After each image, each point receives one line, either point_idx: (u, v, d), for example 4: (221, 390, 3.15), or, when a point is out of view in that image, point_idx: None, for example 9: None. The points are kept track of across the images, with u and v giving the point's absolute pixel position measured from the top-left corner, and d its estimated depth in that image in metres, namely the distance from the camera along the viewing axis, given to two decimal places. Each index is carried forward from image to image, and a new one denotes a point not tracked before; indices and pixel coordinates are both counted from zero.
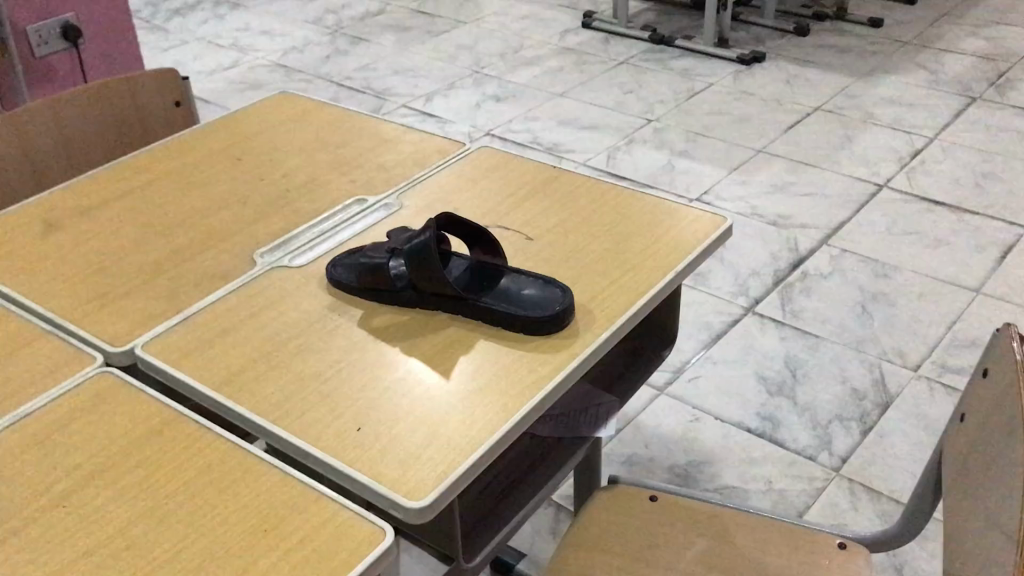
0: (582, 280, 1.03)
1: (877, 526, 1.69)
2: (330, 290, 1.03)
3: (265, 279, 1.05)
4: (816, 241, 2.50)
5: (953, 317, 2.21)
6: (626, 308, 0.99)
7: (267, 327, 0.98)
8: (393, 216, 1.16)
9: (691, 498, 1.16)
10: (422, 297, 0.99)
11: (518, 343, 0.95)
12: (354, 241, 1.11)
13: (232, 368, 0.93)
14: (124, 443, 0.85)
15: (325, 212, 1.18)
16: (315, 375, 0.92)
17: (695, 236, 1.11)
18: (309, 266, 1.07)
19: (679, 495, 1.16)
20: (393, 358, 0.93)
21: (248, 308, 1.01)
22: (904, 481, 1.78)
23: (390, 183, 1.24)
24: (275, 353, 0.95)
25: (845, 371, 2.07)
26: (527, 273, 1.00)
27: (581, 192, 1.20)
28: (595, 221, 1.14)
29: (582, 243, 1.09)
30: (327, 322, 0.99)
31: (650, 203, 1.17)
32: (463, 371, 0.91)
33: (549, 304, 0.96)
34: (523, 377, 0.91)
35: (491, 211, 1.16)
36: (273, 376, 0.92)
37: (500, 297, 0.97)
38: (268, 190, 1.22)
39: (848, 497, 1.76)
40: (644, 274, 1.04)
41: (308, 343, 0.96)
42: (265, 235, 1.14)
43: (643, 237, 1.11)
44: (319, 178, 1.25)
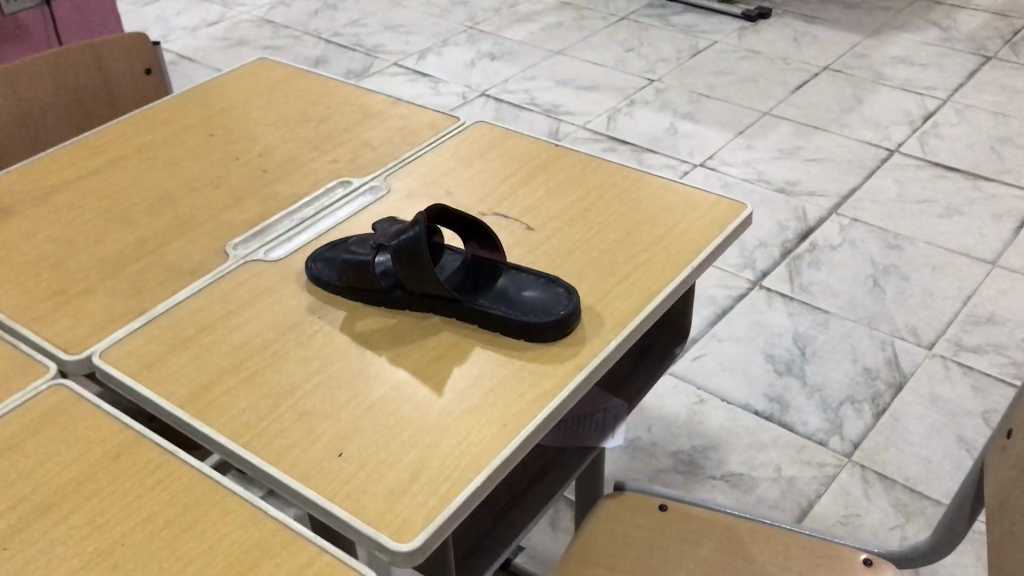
0: (589, 277, 0.93)
1: (892, 518, 1.62)
2: (311, 288, 0.93)
3: (238, 274, 0.95)
4: (825, 210, 2.40)
5: (969, 291, 2.12)
6: (638, 310, 0.89)
7: (240, 331, 0.89)
8: (380, 203, 1.06)
9: (706, 508, 1.07)
10: (411, 298, 0.89)
11: (518, 351, 0.85)
12: (337, 231, 1.01)
13: (200, 381, 0.83)
14: (77, 472, 0.75)
15: (306, 197, 1.08)
16: (292, 389, 0.82)
17: (711, 226, 1.01)
18: (288, 259, 0.97)
19: (692, 504, 1.08)
20: (379, 369, 0.84)
21: (219, 309, 0.91)
22: (918, 469, 1.71)
23: (377, 163, 1.13)
24: (248, 363, 0.85)
25: (857, 349, 1.98)
26: (528, 271, 0.91)
27: (585, 174, 1.10)
28: (601, 207, 1.04)
29: (588, 233, 1.00)
30: (306, 326, 0.89)
31: (662, 187, 1.07)
32: (458, 385, 0.82)
33: (552, 307, 0.87)
34: (525, 392, 0.81)
35: (487, 197, 1.06)
36: (246, 389, 0.82)
37: (498, 299, 0.87)
38: (244, 171, 1.12)
39: (861, 486, 1.68)
40: (657, 270, 0.94)
41: (285, 350, 0.86)
42: (240, 223, 1.03)
43: (655, 227, 1.01)
44: (299, 157, 1.15)
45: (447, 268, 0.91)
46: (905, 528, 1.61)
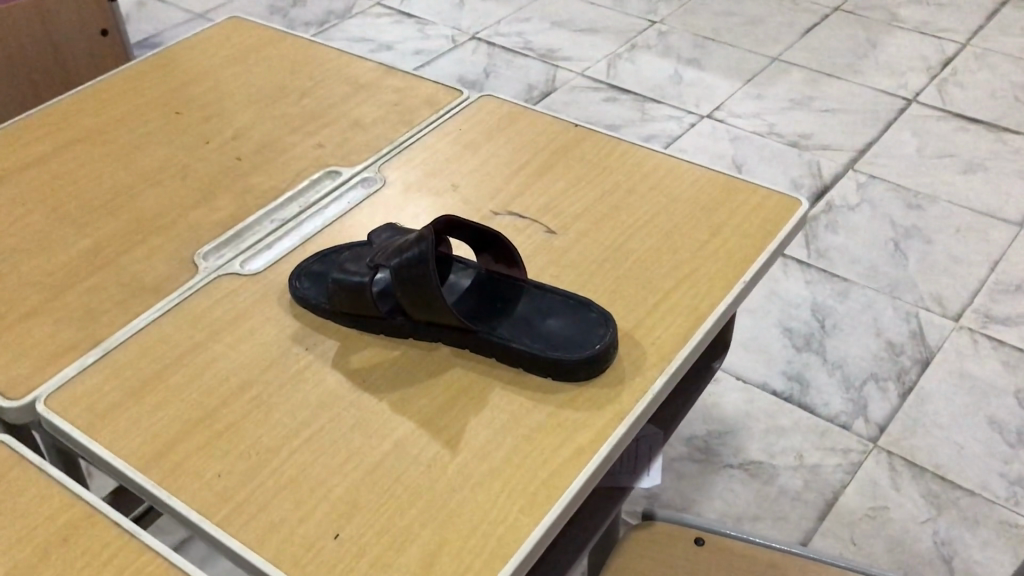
0: (624, 295, 0.79)
1: (923, 510, 1.52)
2: (297, 310, 0.79)
3: (210, 293, 0.81)
4: (841, 165, 2.26)
5: (996, 256, 1.99)
6: (684, 339, 0.76)
7: (214, 367, 0.74)
8: (375, 200, 0.91)
9: (751, 543, 0.95)
10: (415, 326, 0.75)
11: (546, 393, 0.72)
12: (324, 236, 0.86)
13: (167, 436, 0.69)
14: (17, 561, 0.62)
15: (288, 192, 0.93)
16: (277, 446, 0.68)
17: (761, 226, 0.87)
18: (269, 273, 0.83)
19: (735, 539, 0.96)
20: (380, 418, 0.70)
21: (188, 338, 0.77)
22: (949, 454, 1.60)
23: (370, 149, 0.98)
24: (223, 410, 0.71)
25: (880, 320, 1.86)
26: (554, 292, 0.76)
27: (610, 161, 0.95)
28: (633, 203, 0.89)
29: (620, 238, 0.85)
30: (292, 360, 0.75)
31: (700, 175, 0.93)
32: (476, 440, 0.68)
33: (584, 338, 0.73)
34: (557, 449, 0.68)
35: (500, 193, 0.91)
36: (222, 447, 0.69)
37: (520, 328, 0.73)
38: (214, 159, 0.97)
39: (889, 474, 1.57)
40: (703, 285, 0.80)
41: (268, 393, 0.72)
42: (211, 226, 0.89)
43: (696, 228, 0.86)
44: (280, 140, 0.99)
45: (458, 289, 0.77)
46: (937, 521, 1.51)
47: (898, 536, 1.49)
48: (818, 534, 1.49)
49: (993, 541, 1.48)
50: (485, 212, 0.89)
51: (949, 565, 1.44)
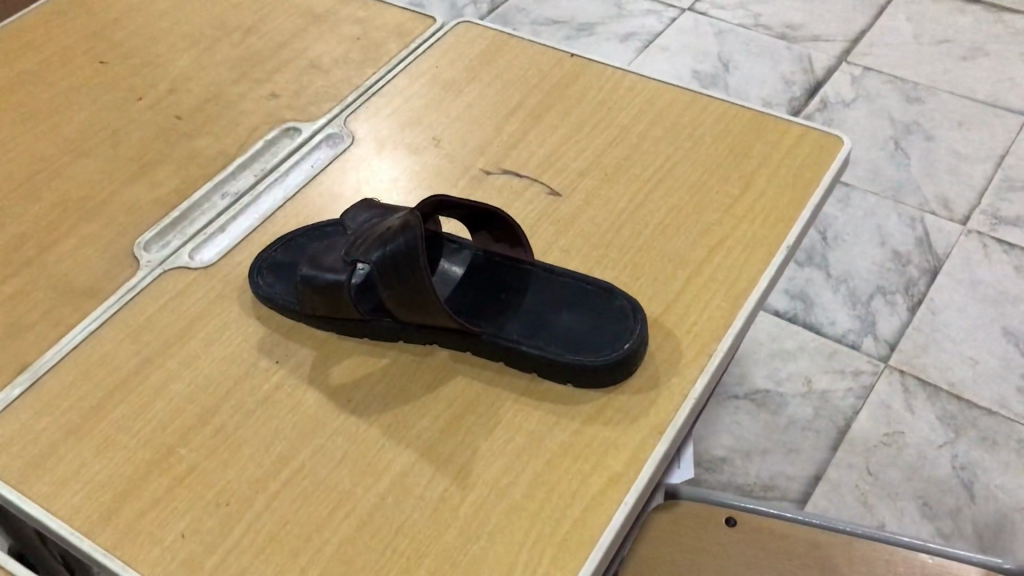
0: (648, 274, 0.67)
1: (941, 433, 1.44)
2: (262, 312, 0.66)
3: (156, 295, 0.68)
4: (833, 57, 2.11)
5: (1002, 150, 1.88)
6: (725, 325, 0.64)
7: (168, 392, 0.62)
8: (344, 164, 0.77)
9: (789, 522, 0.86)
10: (404, 329, 0.63)
11: (567, 406, 0.60)
12: (288, 214, 0.73)
13: (115, 487, 0.58)
14: None
15: (240, 158, 0.79)
16: (249, 494, 0.57)
17: (800, 173, 0.74)
18: (225, 265, 0.70)
19: (769, 518, 0.87)
20: (372, 450, 0.58)
21: (134, 355, 0.64)
22: (964, 370, 1.52)
23: (332, 97, 0.84)
24: (182, 449, 0.59)
25: (884, 228, 1.75)
26: (567, 278, 0.64)
27: (615, 99, 0.81)
28: (647, 153, 0.76)
29: (636, 198, 0.73)
30: (261, 378, 0.63)
31: (722, 113, 0.79)
32: (489, 471, 0.57)
33: (610, 335, 0.61)
34: (588, 479, 0.57)
35: (490, 146, 0.78)
36: (184, 499, 0.57)
37: (530, 327, 0.62)
38: (148, 120, 0.82)
39: (903, 395, 1.49)
40: (739, 253, 0.68)
41: (234, 423, 0.60)
42: (152, 206, 0.75)
43: (724, 180, 0.73)
44: (225, 92, 0.85)
45: (452, 280, 0.65)
46: (955, 445, 1.43)
47: (915, 462, 1.41)
48: (832, 465, 1.42)
49: (1014, 463, 1.41)
50: (474, 172, 0.76)
51: (970, 492, 1.38)
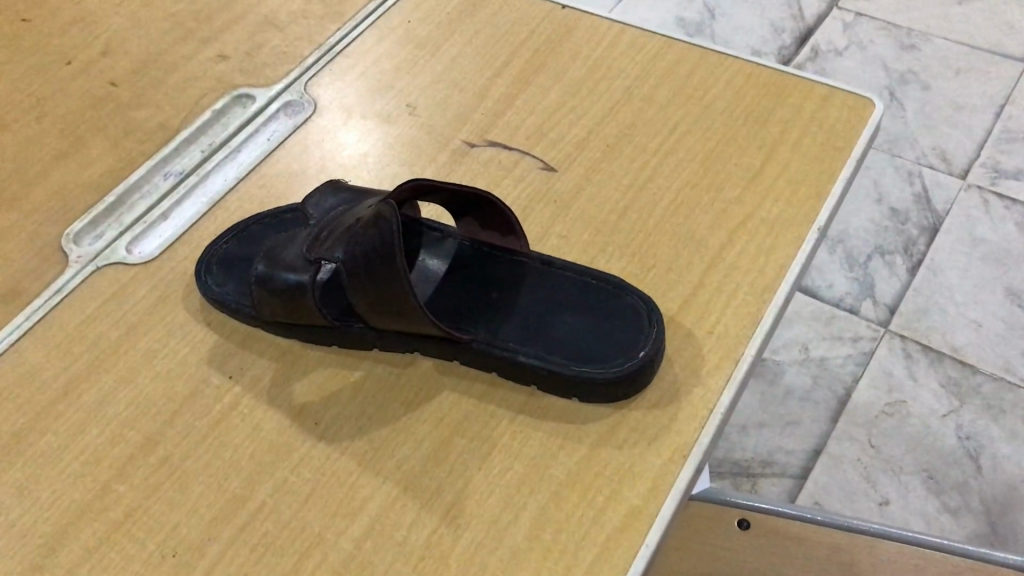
0: (662, 263, 0.58)
1: (945, 401, 1.29)
2: (213, 317, 0.57)
3: (89, 297, 0.58)
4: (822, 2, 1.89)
5: (1004, 97, 1.68)
6: (753, 323, 0.55)
7: (103, 415, 0.53)
8: (305, 138, 0.67)
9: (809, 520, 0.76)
10: (380, 337, 0.54)
11: (573, 425, 0.51)
12: (242, 198, 0.63)
13: (41, 536, 0.48)
14: None
15: (185, 131, 0.68)
16: (200, 542, 0.48)
17: (827, 140, 0.64)
18: (169, 260, 0.60)
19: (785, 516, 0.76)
20: (346, 484, 0.50)
21: (64, 371, 0.55)
22: (966, 334, 1.36)
23: (291, 58, 0.73)
24: (120, 486, 0.50)
25: (880, 183, 1.56)
26: (568, 272, 0.55)
27: (614, 58, 0.71)
28: (653, 120, 0.67)
29: (642, 173, 0.63)
30: (213, 396, 0.53)
31: (735, 72, 0.69)
32: (483, 509, 0.48)
33: (622, 340, 0.52)
34: (601, 515, 0.48)
35: (473, 113, 0.68)
36: (123, 549, 0.48)
37: (528, 333, 0.53)
38: (78, 87, 0.71)
39: (904, 361, 1.33)
40: (765, 235, 0.59)
41: (181, 453, 0.51)
42: (83, 190, 0.65)
43: (742, 151, 0.64)
44: (168, 54, 0.74)
45: (433, 278, 0.56)
46: (960, 414, 1.28)
47: (919, 433, 1.26)
48: (833, 437, 1.26)
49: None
50: (455, 145, 0.66)
51: (976, 463, 1.23)
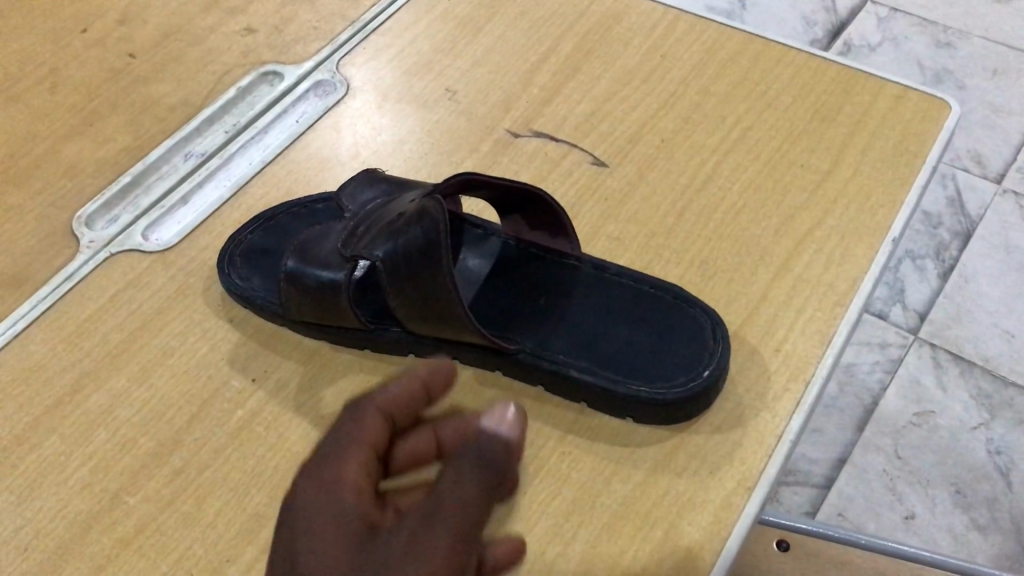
0: (724, 272, 0.54)
1: (976, 412, 0.94)
2: (234, 314, 0.52)
3: (102, 287, 0.54)
4: None
5: None
6: (823, 341, 0.50)
7: (113, 418, 0.48)
8: (336, 124, 0.62)
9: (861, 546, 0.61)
10: (418, 343, 0.49)
11: (626, 448, 0.47)
12: (267, 186, 0.58)
13: (43, 551, 0.44)
14: None
15: (207, 109, 0.63)
16: (217, 564, 0.43)
17: (901, 142, 0.59)
18: (189, 249, 0.56)
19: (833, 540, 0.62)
20: None
21: (73, 367, 0.50)
22: (1000, 343, 0.98)
23: (322, 35, 0.68)
24: (130, 498, 0.46)
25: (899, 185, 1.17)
26: (623, 278, 0.50)
27: (670, 45, 0.66)
28: (712, 114, 0.62)
29: (700, 172, 0.59)
30: (231, 402, 0.49)
31: (800, 66, 0.65)
32: (529, 540, 0.44)
33: (683, 357, 0.47)
34: (659, 550, 0.44)
35: (518, 100, 0.63)
36: (133, 568, 0.43)
37: (579, 345, 0.48)
38: (94, 57, 0.66)
39: (928, 371, 0.97)
40: (835, 244, 0.54)
41: (198, 463, 0.47)
42: (98, 169, 0.60)
43: (810, 151, 0.59)
44: (189, 25, 0.69)
45: (475, 280, 0.51)
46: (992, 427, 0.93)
47: (942, 447, 0.92)
48: (858, 447, 0.93)
49: None
50: (498, 135, 0.61)
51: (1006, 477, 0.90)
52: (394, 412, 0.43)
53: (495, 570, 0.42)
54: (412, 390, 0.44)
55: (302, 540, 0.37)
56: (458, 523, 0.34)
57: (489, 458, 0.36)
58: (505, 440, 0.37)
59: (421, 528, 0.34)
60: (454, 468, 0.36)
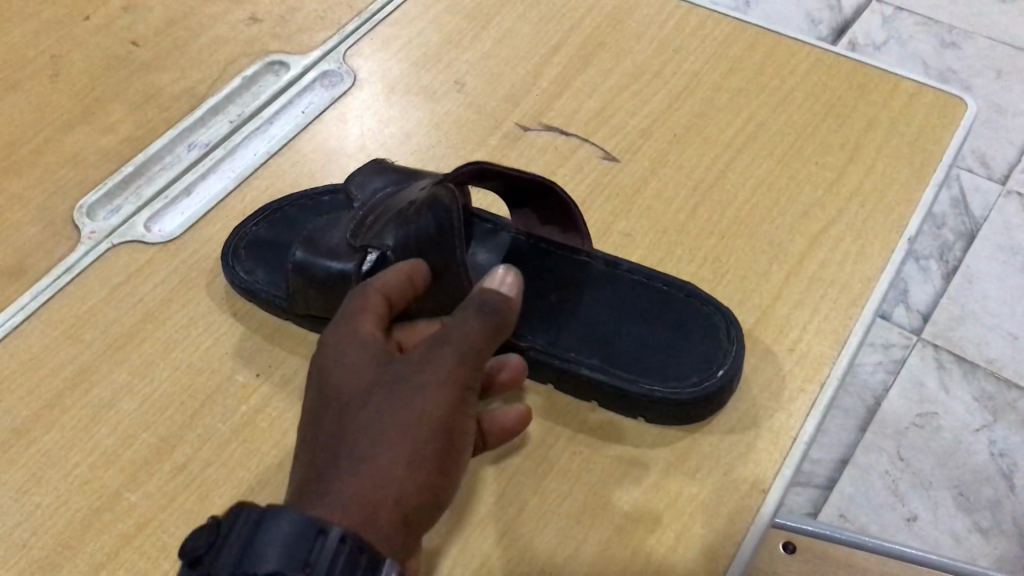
0: (737, 270, 0.53)
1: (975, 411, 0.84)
2: (239, 308, 0.51)
3: (104, 278, 0.53)
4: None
5: None
6: (838, 342, 0.49)
7: (115, 412, 0.47)
8: (343, 115, 0.61)
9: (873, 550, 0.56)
10: None
11: (639, 449, 0.46)
12: (273, 178, 0.57)
13: (41, 548, 0.43)
14: None
15: (212, 98, 0.62)
16: None
17: (916, 140, 0.58)
18: (193, 241, 0.54)
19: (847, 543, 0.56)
20: None
21: (73, 360, 0.49)
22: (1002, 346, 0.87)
23: (328, 25, 0.67)
24: (131, 495, 0.45)
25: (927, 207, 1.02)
26: (635, 275, 0.50)
27: (682, 40, 0.65)
28: (725, 109, 0.61)
29: (712, 168, 0.58)
30: (235, 397, 0.48)
31: (814, 63, 0.64)
32: (539, 541, 0.43)
33: (698, 356, 0.46)
34: (672, 553, 0.43)
35: (527, 93, 0.62)
36: (133, 567, 0.42)
37: (591, 342, 0.47)
38: (96, 45, 0.65)
39: (926, 370, 0.87)
40: (851, 243, 0.54)
41: (201, 460, 0.46)
42: (101, 158, 0.59)
43: (824, 149, 0.58)
44: (193, 14, 0.68)
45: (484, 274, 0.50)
46: (995, 427, 0.83)
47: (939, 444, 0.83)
48: (860, 448, 0.84)
49: None
50: (507, 129, 0.60)
51: (1010, 480, 0.81)
52: (394, 298, 0.43)
53: (501, 436, 0.45)
54: (403, 279, 0.44)
55: (326, 363, 0.40)
56: (466, 348, 0.39)
57: (491, 306, 0.41)
58: (505, 295, 0.42)
59: (434, 348, 0.39)
60: (462, 313, 0.40)
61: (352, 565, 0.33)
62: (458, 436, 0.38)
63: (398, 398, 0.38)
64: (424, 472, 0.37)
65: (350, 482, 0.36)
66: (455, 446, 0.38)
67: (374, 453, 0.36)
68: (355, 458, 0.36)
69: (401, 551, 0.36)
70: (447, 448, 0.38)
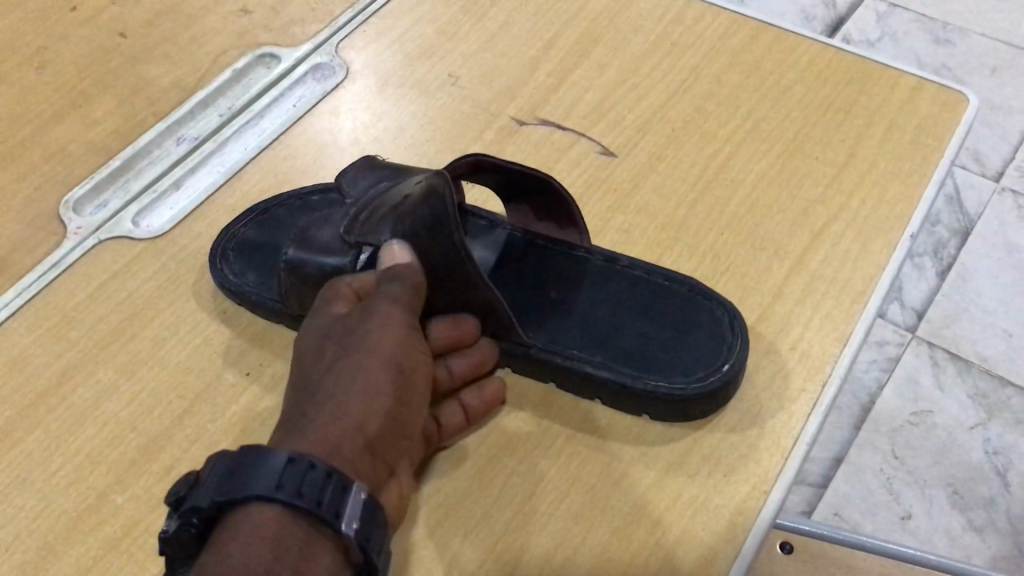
0: (737, 267, 0.52)
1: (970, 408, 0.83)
2: (229, 305, 0.50)
3: (91, 274, 0.52)
4: None
5: None
6: (840, 340, 0.49)
7: (102, 412, 0.46)
8: (335, 108, 0.60)
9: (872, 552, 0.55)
10: None
11: (638, 449, 0.45)
12: (263, 172, 0.56)
13: (26, 552, 0.42)
14: None
15: (201, 91, 0.61)
16: None
17: (917, 135, 0.58)
18: (182, 236, 0.53)
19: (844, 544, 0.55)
20: None
21: (59, 358, 0.48)
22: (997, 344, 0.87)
23: (320, 17, 0.66)
24: (118, 497, 0.43)
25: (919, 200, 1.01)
26: (634, 270, 0.49)
27: (680, 33, 0.64)
28: (724, 104, 0.60)
29: (711, 163, 0.57)
30: (225, 396, 0.47)
31: (814, 56, 0.63)
32: (536, 544, 0.42)
33: (700, 351, 0.46)
34: (672, 556, 0.42)
35: (523, 87, 0.61)
36: (119, 571, 0.41)
37: (590, 339, 0.46)
38: (82, 37, 0.64)
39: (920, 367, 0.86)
40: (852, 240, 0.53)
41: (190, 461, 0.45)
42: (87, 152, 0.58)
43: (825, 144, 0.57)
44: (182, 5, 0.66)
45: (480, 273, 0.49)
46: (989, 426, 0.83)
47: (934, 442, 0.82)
48: (854, 448, 0.83)
49: None
50: (503, 123, 0.59)
51: (1005, 479, 0.80)
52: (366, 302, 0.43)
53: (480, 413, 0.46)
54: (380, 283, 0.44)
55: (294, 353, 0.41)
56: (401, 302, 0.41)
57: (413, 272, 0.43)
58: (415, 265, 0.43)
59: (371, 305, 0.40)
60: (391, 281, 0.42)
61: (325, 481, 0.33)
62: (412, 375, 0.38)
63: (355, 344, 0.38)
64: (381, 398, 0.36)
65: (316, 418, 0.35)
66: (411, 383, 0.38)
67: (335, 391, 0.36)
68: (319, 398, 0.36)
69: (372, 478, 0.35)
70: (401, 379, 0.38)
